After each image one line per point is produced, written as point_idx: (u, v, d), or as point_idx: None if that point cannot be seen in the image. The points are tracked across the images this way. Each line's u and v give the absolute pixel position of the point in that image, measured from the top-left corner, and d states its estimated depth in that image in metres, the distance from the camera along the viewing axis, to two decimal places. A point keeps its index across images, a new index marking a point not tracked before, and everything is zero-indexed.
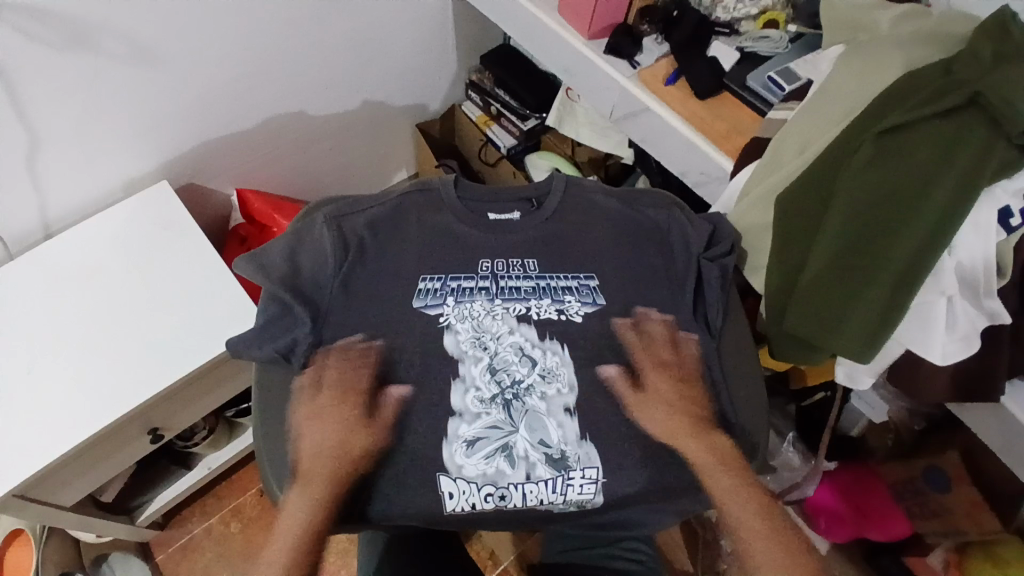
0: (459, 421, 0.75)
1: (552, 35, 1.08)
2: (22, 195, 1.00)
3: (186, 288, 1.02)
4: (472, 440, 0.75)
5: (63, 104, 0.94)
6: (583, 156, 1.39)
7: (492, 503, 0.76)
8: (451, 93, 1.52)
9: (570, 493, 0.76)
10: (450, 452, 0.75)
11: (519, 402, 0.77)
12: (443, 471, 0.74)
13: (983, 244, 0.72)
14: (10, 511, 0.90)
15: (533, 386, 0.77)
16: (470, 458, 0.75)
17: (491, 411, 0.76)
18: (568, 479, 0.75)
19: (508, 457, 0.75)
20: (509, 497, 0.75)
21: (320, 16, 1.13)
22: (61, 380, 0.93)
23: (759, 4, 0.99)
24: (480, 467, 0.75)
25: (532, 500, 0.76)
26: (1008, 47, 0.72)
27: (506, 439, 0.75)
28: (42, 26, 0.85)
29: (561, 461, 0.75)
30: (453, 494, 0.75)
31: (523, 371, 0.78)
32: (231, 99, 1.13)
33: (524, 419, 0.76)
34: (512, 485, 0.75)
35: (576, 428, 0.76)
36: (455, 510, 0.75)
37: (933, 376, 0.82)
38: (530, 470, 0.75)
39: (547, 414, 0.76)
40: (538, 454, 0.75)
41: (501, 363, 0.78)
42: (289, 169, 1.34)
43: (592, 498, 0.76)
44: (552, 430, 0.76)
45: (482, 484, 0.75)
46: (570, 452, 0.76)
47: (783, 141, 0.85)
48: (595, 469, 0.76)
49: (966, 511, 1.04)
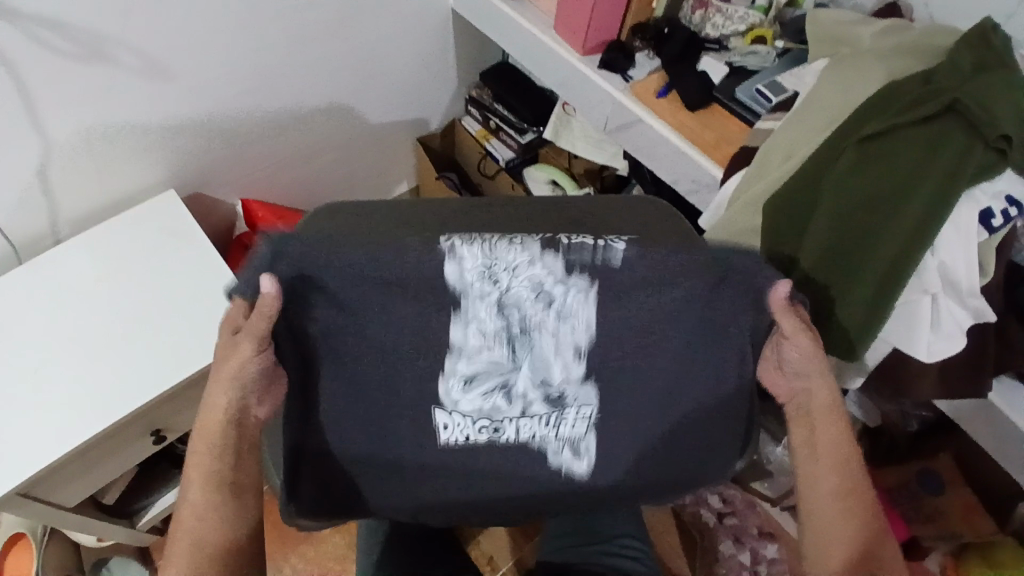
0: (457, 358, 0.67)
1: (548, 50, 1.13)
2: (32, 201, 1.03)
3: (195, 293, 1.04)
4: (470, 376, 0.68)
5: (74, 113, 0.97)
6: (579, 168, 1.45)
7: (485, 434, 0.73)
8: (451, 108, 1.57)
9: (563, 428, 0.73)
10: (447, 388, 0.69)
11: (527, 341, 0.66)
12: (438, 406, 0.70)
13: (965, 247, 0.73)
14: (14, 510, 0.92)
15: (544, 325, 0.65)
16: (467, 393, 0.69)
17: (494, 348, 0.66)
18: (563, 415, 0.71)
19: (506, 395, 0.69)
20: (503, 429, 0.72)
21: (326, 31, 1.17)
22: (68, 381, 0.95)
23: (746, 20, 1.05)
24: (476, 403, 0.70)
25: (525, 434, 0.73)
26: (988, 59, 0.76)
27: (505, 379, 0.68)
28: (56, 37, 0.89)
29: (559, 401, 0.70)
30: (448, 425, 0.71)
31: (536, 311, 0.64)
32: (238, 109, 1.16)
33: (527, 358, 0.67)
34: (507, 419, 0.71)
35: (580, 367, 0.68)
36: (449, 441, 0.73)
37: (920, 374, 0.84)
38: (526, 407, 0.70)
39: (555, 356, 0.67)
40: (537, 393, 0.69)
41: (512, 299, 0.63)
42: (294, 179, 1.38)
43: (584, 437, 0.74)
44: (556, 372, 0.68)
45: (477, 418, 0.71)
46: (569, 390, 0.69)
47: (770, 149, 0.87)
48: (590, 410, 0.71)
49: (959, 514, 1.09)
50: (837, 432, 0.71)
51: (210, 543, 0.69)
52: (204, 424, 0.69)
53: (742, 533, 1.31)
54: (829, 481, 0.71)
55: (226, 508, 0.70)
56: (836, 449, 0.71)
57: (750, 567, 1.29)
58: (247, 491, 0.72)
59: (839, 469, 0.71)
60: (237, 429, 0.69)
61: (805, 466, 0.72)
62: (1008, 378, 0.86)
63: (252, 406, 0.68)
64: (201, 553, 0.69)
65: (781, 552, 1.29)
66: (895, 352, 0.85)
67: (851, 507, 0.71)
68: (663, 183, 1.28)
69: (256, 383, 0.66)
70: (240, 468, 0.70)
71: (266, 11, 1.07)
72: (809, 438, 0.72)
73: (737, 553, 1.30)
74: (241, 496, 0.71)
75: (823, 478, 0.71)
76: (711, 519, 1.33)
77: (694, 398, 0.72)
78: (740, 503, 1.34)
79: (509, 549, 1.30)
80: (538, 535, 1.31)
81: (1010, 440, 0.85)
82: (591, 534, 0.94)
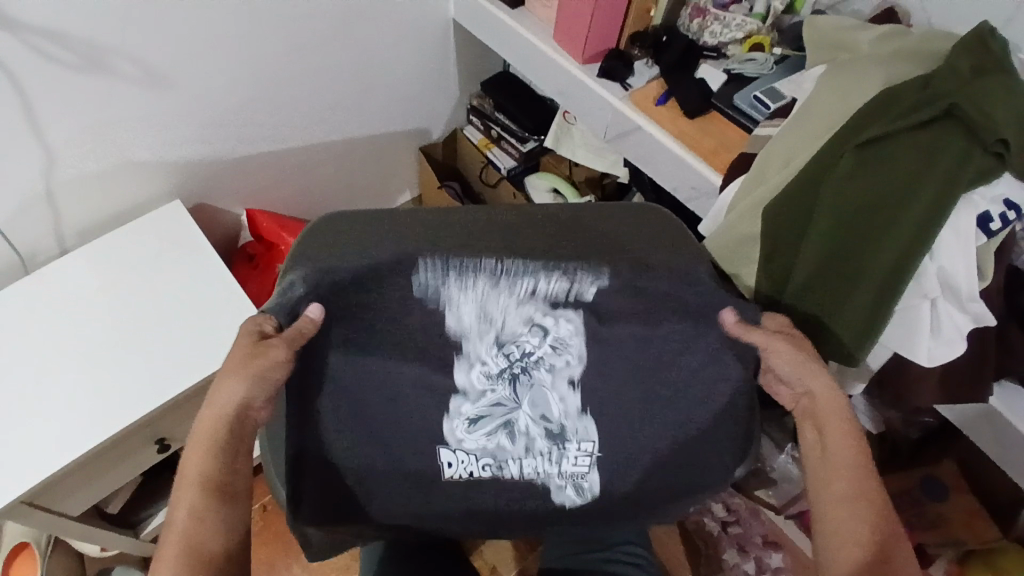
0: (462, 399, 0.71)
1: (548, 59, 1.13)
2: (37, 212, 1.04)
3: (198, 303, 1.05)
4: (474, 416, 0.72)
5: (77, 124, 0.99)
6: (580, 176, 1.46)
7: (489, 472, 0.75)
8: (453, 118, 1.58)
9: (565, 464, 0.75)
10: (451, 428, 0.72)
11: (527, 376, 0.71)
12: (443, 443, 0.72)
13: (965, 251, 0.73)
14: (17, 518, 0.92)
15: (542, 358, 0.71)
16: (472, 431, 0.72)
17: (497, 387, 0.71)
18: (565, 450, 0.74)
19: (509, 433, 0.73)
20: (507, 468, 0.75)
21: (326, 42, 1.18)
22: (72, 390, 0.95)
23: (744, 28, 1.04)
24: (480, 442, 0.73)
25: (529, 471, 0.75)
26: (984, 63, 0.76)
27: (509, 416, 0.72)
28: (59, 48, 0.90)
29: (559, 434, 0.73)
30: (452, 463, 0.74)
31: (534, 342, 0.70)
32: (241, 120, 1.17)
33: (528, 392, 0.72)
34: (511, 458, 0.74)
35: (578, 401, 0.72)
36: (453, 477, 0.75)
37: (920, 380, 0.84)
38: (529, 444, 0.74)
39: (551, 388, 0.71)
40: (539, 429, 0.73)
41: (509, 335, 0.70)
42: (297, 190, 1.39)
43: (586, 474, 0.76)
44: (554, 405, 0.72)
45: (481, 456, 0.74)
46: (569, 425, 0.73)
47: (769, 155, 0.88)
48: (591, 445, 0.74)
49: (963, 522, 1.08)
50: (846, 429, 0.68)
51: (201, 545, 0.61)
52: (208, 411, 0.64)
53: (747, 542, 1.30)
54: (841, 480, 0.66)
55: (223, 514, 0.63)
56: (842, 447, 0.67)
57: None
58: (240, 497, 0.65)
59: (852, 469, 0.66)
60: (237, 427, 0.65)
61: (815, 472, 0.68)
62: (1009, 383, 0.85)
63: (254, 409, 0.65)
64: (189, 557, 0.60)
65: (785, 561, 1.27)
66: (897, 356, 0.85)
67: (866, 515, 0.65)
68: (664, 191, 1.28)
69: (274, 387, 0.65)
70: (236, 470, 0.65)
71: (267, 22, 1.08)
72: (817, 438, 0.69)
73: (740, 563, 1.30)
74: (235, 501, 0.64)
75: (833, 480, 0.67)
76: (715, 528, 1.33)
77: (693, 403, 0.72)
78: (743, 512, 1.32)
79: (512, 558, 1.30)
80: (541, 544, 1.31)
81: (1014, 445, 0.85)
82: (593, 543, 0.94)
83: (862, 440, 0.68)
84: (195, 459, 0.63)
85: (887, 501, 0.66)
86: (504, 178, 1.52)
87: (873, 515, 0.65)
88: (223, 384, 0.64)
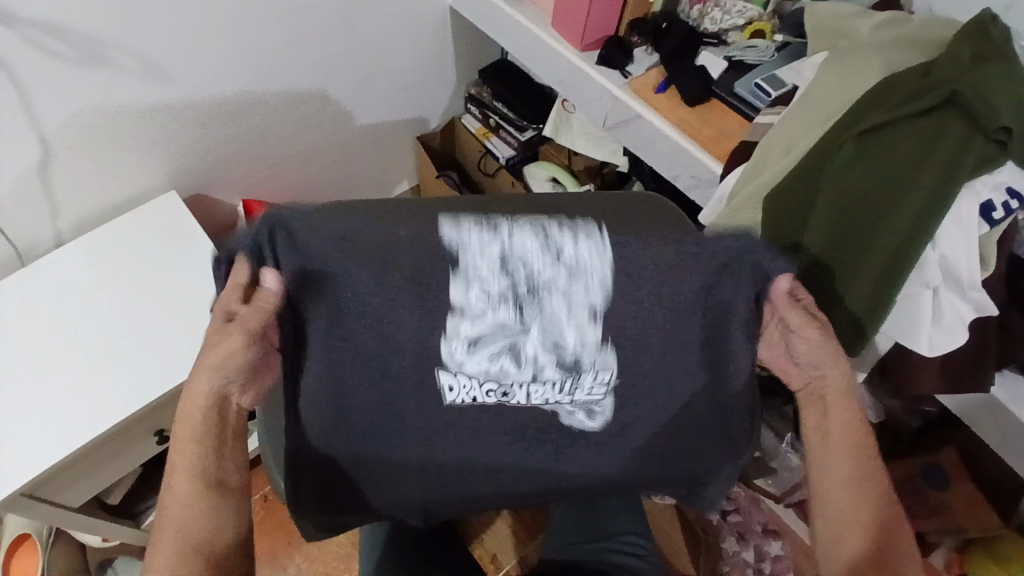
0: (460, 319, 0.64)
1: (547, 47, 1.12)
2: (34, 205, 1.03)
3: (196, 295, 1.04)
4: (475, 338, 0.64)
5: (74, 116, 0.98)
6: (580, 164, 1.44)
7: (494, 399, 0.70)
8: (451, 106, 1.57)
9: (578, 393, 0.69)
10: (450, 351, 0.65)
11: (534, 302, 0.63)
12: (441, 367, 0.66)
13: (966, 239, 0.73)
14: (19, 511, 0.92)
15: (551, 284, 0.62)
16: (472, 354, 0.66)
17: (498, 309, 0.63)
18: (578, 381, 0.68)
19: (515, 358, 0.66)
20: (512, 394, 0.69)
21: (324, 30, 1.17)
22: (70, 383, 0.95)
23: (745, 14, 1.05)
24: (482, 366, 0.67)
25: (537, 399, 0.70)
26: (986, 51, 0.75)
27: (514, 343, 0.64)
28: (55, 40, 0.89)
29: (573, 366, 0.66)
30: (453, 387, 0.69)
31: (542, 264, 0.62)
32: (239, 110, 1.16)
33: (536, 319, 0.63)
34: (516, 384, 0.68)
35: (595, 331, 0.65)
36: (455, 402, 0.70)
37: (923, 368, 0.83)
38: (538, 372, 0.67)
39: (564, 316, 0.63)
40: (549, 358, 0.66)
41: (516, 257, 0.61)
42: (294, 180, 1.38)
43: (600, 401, 0.70)
44: (568, 334, 0.64)
45: (483, 380, 0.68)
46: (584, 356, 0.66)
47: (769, 144, 0.87)
48: (609, 372, 0.68)
49: (965, 509, 1.08)
50: (850, 414, 0.70)
51: (195, 534, 0.64)
52: (187, 411, 0.67)
53: (747, 530, 1.31)
54: (845, 465, 0.69)
55: (216, 504, 0.66)
56: (846, 433, 0.70)
57: (753, 565, 1.29)
58: (233, 491, 0.67)
59: (856, 453, 0.69)
60: (221, 414, 0.67)
61: (817, 457, 0.71)
62: (1011, 372, 0.85)
63: (232, 394, 0.67)
64: (184, 548, 0.63)
65: (785, 549, 1.28)
66: (897, 345, 0.85)
67: (865, 499, 0.69)
68: (663, 179, 1.28)
69: (242, 372, 0.66)
70: (225, 459, 0.67)
71: (265, 12, 1.07)
72: (822, 423, 0.71)
73: (739, 551, 1.30)
74: (228, 490, 0.67)
75: (838, 462, 0.69)
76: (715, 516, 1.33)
77: (692, 394, 0.71)
78: (743, 500, 1.33)
79: (512, 547, 1.30)
80: (541, 533, 1.31)
81: (1014, 434, 0.85)
82: (593, 531, 0.94)
83: (863, 426, 0.70)
84: (183, 449, 0.66)
85: (887, 489, 0.69)
86: (503, 166, 1.51)
87: (874, 500, 0.69)
88: (197, 381, 0.66)
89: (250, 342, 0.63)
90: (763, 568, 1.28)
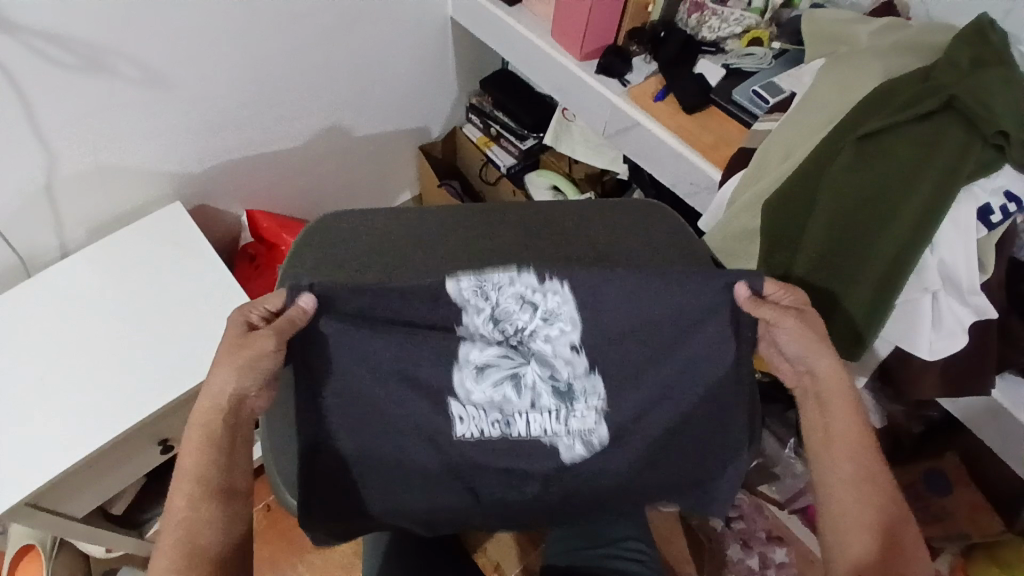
0: (469, 347, 0.69)
1: (546, 56, 1.13)
2: (38, 214, 1.04)
3: (200, 304, 1.05)
4: (482, 365, 0.70)
5: (77, 125, 0.99)
6: (580, 173, 1.46)
7: (499, 429, 0.73)
8: (452, 116, 1.58)
9: (574, 421, 0.73)
10: (460, 378, 0.70)
11: (524, 345, 0.70)
12: (452, 396, 0.71)
13: (964, 243, 0.73)
14: (21, 520, 0.92)
15: (536, 331, 0.69)
16: (479, 383, 0.70)
17: (497, 343, 0.69)
18: (572, 410, 0.72)
19: (516, 386, 0.71)
20: (514, 424, 0.73)
21: (325, 41, 1.18)
22: (74, 391, 0.96)
23: (743, 23, 1.06)
24: (488, 393, 0.71)
25: (536, 429, 0.73)
26: (983, 55, 0.75)
27: (516, 369, 0.70)
28: (59, 50, 0.90)
29: (567, 393, 0.71)
30: (462, 418, 0.72)
31: (524, 319, 0.68)
32: (241, 119, 1.18)
33: (531, 350, 0.70)
34: (518, 413, 0.72)
35: (583, 362, 0.70)
36: (464, 435, 0.72)
37: (922, 372, 0.84)
38: (536, 400, 0.72)
39: (553, 353, 0.70)
40: (546, 386, 0.71)
41: (502, 313, 0.68)
42: (296, 189, 1.39)
43: (594, 429, 0.73)
44: (561, 365, 0.70)
45: (490, 410, 0.72)
46: (576, 385, 0.71)
47: (768, 149, 0.87)
48: (598, 400, 0.71)
49: (966, 516, 1.08)
50: (851, 411, 0.70)
51: (197, 540, 0.63)
52: (201, 405, 0.67)
53: (751, 538, 1.30)
54: (848, 463, 0.69)
55: (221, 505, 0.65)
56: (848, 431, 0.69)
57: (758, 572, 1.27)
58: (237, 494, 0.67)
59: (859, 451, 0.69)
60: (235, 418, 0.68)
61: (819, 454, 0.71)
62: (1012, 376, 0.85)
63: (249, 397, 0.68)
64: (187, 554, 0.62)
65: (789, 556, 1.27)
66: (899, 350, 0.86)
67: (870, 494, 0.68)
68: (663, 187, 1.28)
69: (264, 375, 0.66)
70: (233, 462, 0.67)
71: (266, 22, 1.08)
72: (820, 421, 0.71)
73: (744, 559, 1.29)
74: (232, 496, 0.67)
75: (841, 461, 0.69)
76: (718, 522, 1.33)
77: (693, 396, 0.72)
78: (747, 506, 1.31)
79: (515, 556, 1.30)
80: (544, 541, 1.31)
81: (1016, 438, 0.85)
82: (596, 539, 0.94)
83: (866, 424, 0.70)
84: (192, 451, 0.65)
85: (893, 484, 0.68)
86: (504, 175, 1.52)
87: (881, 499, 0.67)
88: (215, 379, 0.66)
89: (278, 347, 0.64)
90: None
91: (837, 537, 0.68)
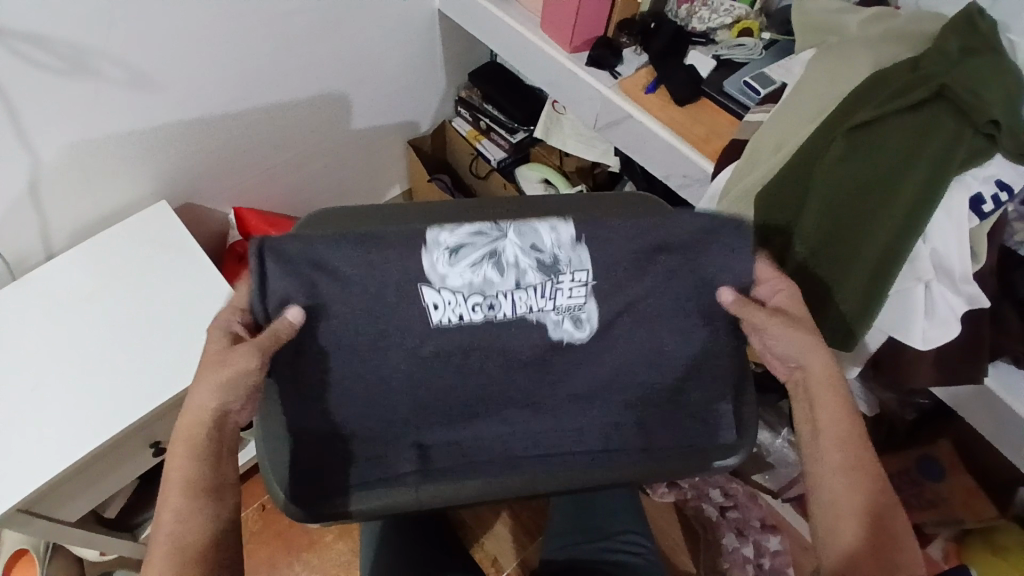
0: (439, 230, 0.66)
1: (537, 49, 1.12)
2: (24, 218, 1.03)
3: (189, 306, 1.04)
4: (456, 246, 0.66)
5: (63, 128, 0.97)
6: (571, 165, 1.45)
7: (480, 315, 0.67)
8: (441, 110, 1.57)
9: (560, 300, 0.68)
10: (432, 261, 0.65)
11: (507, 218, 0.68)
12: (425, 281, 0.65)
13: (956, 231, 0.73)
14: (14, 527, 0.91)
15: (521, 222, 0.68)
16: (454, 265, 0.66)
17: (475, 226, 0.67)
18: (557, 284, 0.67)
19: (497, 264, 0.67)
20: (499, 307, 0.67)
21: (312, 36, 1.17)
22: (63, 397, 0.94)
23: (732, 13, 1.06)
24: (466, 277, 0.66)
25: (522, 310, 0.68)
26: (974, 43, 0.75)
27: (494, 245, 0.67)
28: (42, 51, 0.88)
29: (552, 266, 0.66)
30: (438, 305, 0.66)
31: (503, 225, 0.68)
32: (228, 117, 1.16)
33: (512, 227, 0.67)
34: (501, 294, 0.67)
35: (571, 236, 0.67)
36: (443, 322, 0.66)
37: (916, 362, 0.84)
38: (519, 277, 0.67)
39: (538, 219, 0.67)
40: (530, 261, 0.67)
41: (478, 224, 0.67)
42: (284, 187, 1.38)
43: (585, 304, 0.68)
44: (544, 233, 0.67)
45: (469, 294, 0.66)
46: (562, 257, 0.67)
47: (761, 140, 0.87)
48: (585, 273, 0.67)
49: (961, 499, 1.10)
50: (841, 403, 0.70)
51: (188, 545, 0.63)
52: (186, 414, 0.67)
53: (745, 526, 1.31)
54: (836, 454, 0.69)
55: (212, 510, 0.65)
56: (836, 424, 0.70)
57: (753, 560, 1.28)
58: (228, 495, 0.67)
59: (846, 441, 0.69)
60: (219, 433, 0.67)
61: (808, 445, 0.71)
62: (1004, 363, 0.86)
63: (235, 411, 0.68)
64: (181, 553, 0.62)
65: (784, 543, 1.28)
66: (891, 340, 0.86)
67: (858, 481, 0.68)
68: (656, 179, 1.29)
69: (245, 391, 0.66)
70: (221, 473, 0.67)
71: (252, 19, 1.06)
72: (810, 416, 0.71)
73: (739, 547, 1.30)
74: (222, 497, 0.66)
75: (829, 451, 0.69)
76: (713, 513, 1.34)
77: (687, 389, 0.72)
78: (743, 496, 1.33)
79: (512, 550, 1.30)
80: (540, 533, 1.32)
81: (1009, 426, 0.85)
82: (595, 532, 0.94)
83: (852, 413, 0.70)
84: (178, 461, 0.65)
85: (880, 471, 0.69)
86: (493, 169, 1.51)
87: (867, 485, 0.68)
88: (196, 389, 0.66)
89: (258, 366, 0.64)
90: (763, 563, 1.27)
91: (824, 525, 0.69)
